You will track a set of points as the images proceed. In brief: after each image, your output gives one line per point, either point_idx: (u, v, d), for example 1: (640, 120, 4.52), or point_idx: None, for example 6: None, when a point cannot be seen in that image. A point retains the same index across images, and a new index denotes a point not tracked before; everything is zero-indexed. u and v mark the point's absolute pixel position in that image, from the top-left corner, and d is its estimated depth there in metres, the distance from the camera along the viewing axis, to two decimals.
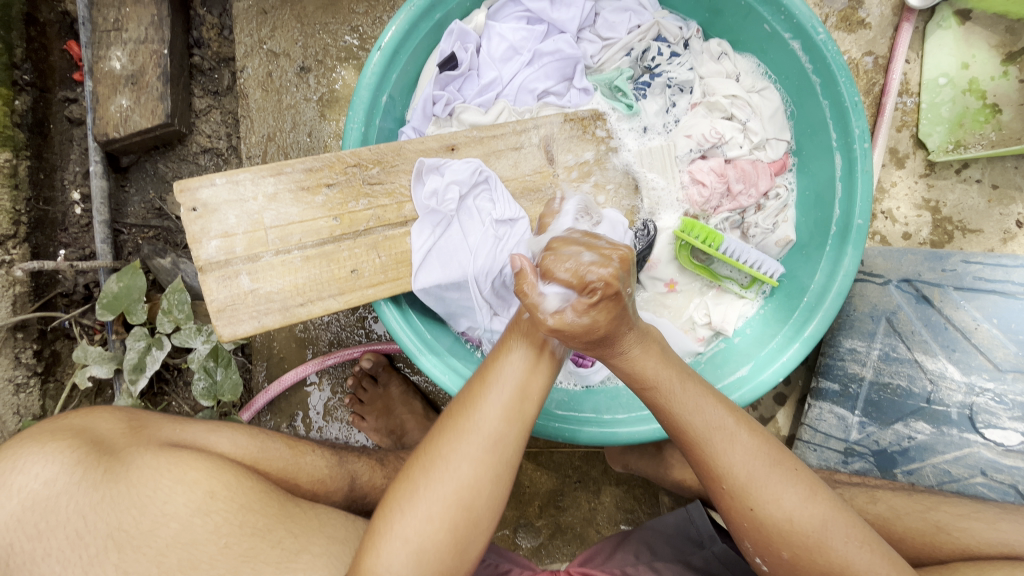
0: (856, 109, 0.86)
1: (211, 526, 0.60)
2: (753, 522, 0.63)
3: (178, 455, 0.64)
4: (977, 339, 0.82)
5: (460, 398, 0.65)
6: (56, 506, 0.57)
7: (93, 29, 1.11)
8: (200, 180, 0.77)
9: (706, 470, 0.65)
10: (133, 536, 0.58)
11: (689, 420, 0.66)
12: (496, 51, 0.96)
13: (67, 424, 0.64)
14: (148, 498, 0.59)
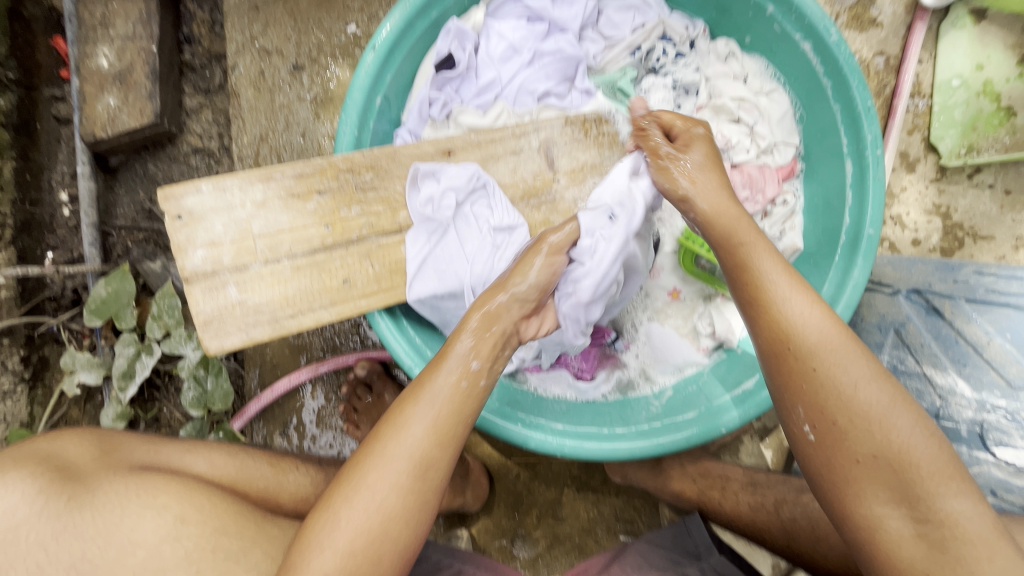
0: (869, 115, 0.83)
1: (180, 553, 0.57)
2: (811, 376, 0.56)
3: (147, 479, 0.61)
4: (989, 354, 0.79)
5: (383, 419, 0.62)
6: (17, 537, 0.55)
7: (79, 24, 1.07)
8: (185, 187, 0.74)
9: (777, 334, 0.59)
10: (98, 567, 0.55)
11: (775, 283, 0.62)
12: (495, 51, 0.93)
13: (30, 449, 0.61)
14: (113, 526, 0.57)
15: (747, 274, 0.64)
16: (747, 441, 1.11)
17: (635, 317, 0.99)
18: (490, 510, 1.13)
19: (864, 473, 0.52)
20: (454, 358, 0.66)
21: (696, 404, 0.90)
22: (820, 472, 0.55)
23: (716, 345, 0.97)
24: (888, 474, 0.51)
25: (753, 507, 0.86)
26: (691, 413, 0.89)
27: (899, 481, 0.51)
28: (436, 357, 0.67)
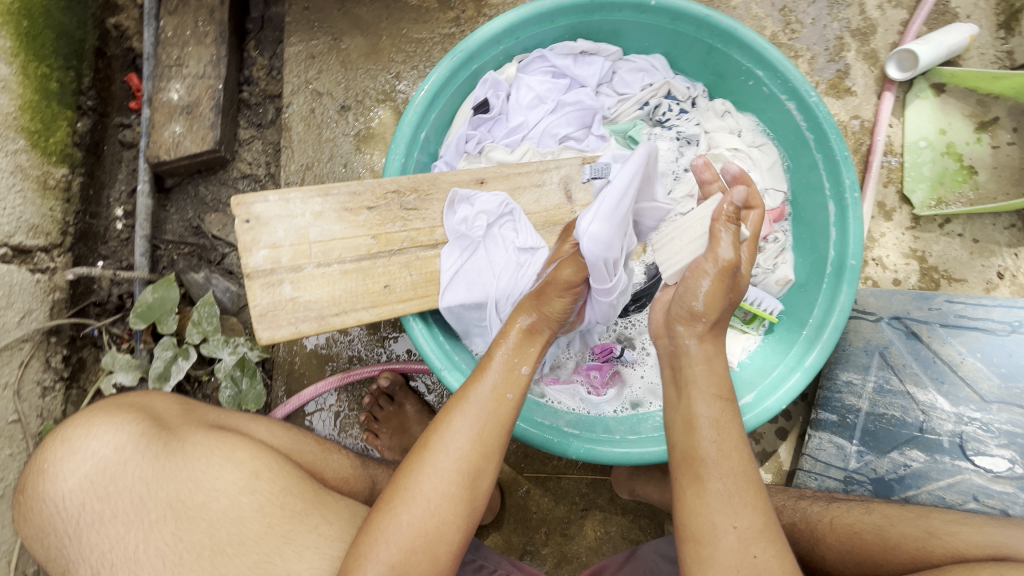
0: (847, 163, 0.96)
1: (256, 504, 0.65)
2: (744, 559, 0.61)
3: (226, 437, 0.71)
4: (963, 372, 0.86)
5: (429, 429, 0.69)
6: (123, 472, 0.64)
7: (157, 63, 1.22)
8: (255, 196, 0.84)
9: (710, 507, 0.64)
10: (189, 506, 0.64)
11: (721, 459, 0.67)
12: (524, 99, 1.07)
13: (131, 403, 0.72)
14: (199, 473, 0.65)
15: (698, 446, 0.68)
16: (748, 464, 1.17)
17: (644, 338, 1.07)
18: (500, 526, 1.16)
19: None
20: (497, 373, 0.72)
21: None
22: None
23: None
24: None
25: None
26: None
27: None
28: (479, 366, 0.74)
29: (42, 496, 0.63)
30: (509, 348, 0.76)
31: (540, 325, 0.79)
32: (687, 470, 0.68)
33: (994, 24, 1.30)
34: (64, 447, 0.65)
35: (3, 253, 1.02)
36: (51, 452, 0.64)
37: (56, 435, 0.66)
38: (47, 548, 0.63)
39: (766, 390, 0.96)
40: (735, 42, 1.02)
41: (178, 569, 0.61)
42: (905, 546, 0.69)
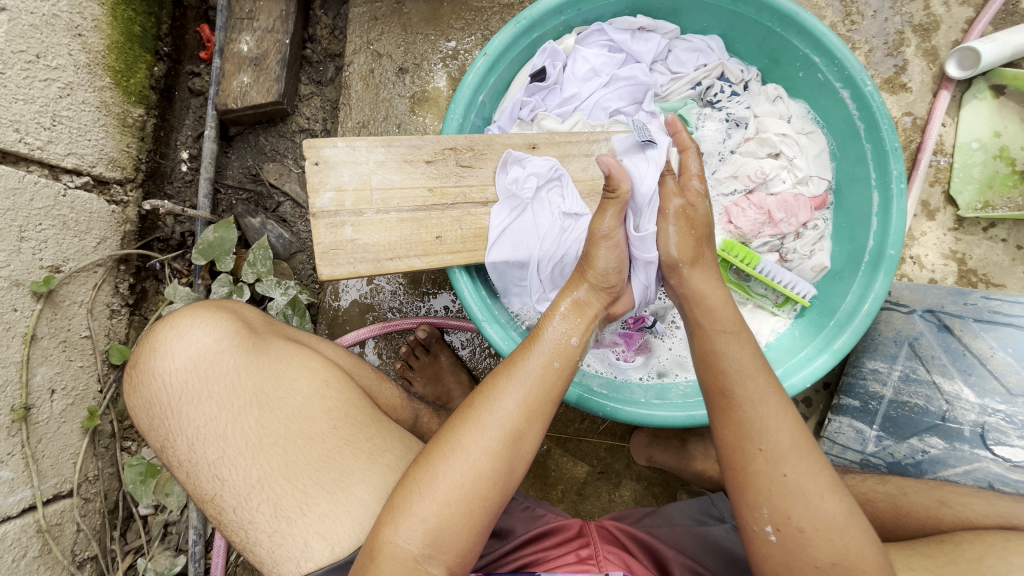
0: (896, 154, 0.97)
1: (325, 407, 0.73)
2: (782, 491, 0.64)
3: (303, 349, 0.78)
4: (992, 365, 0.87)
5: (477, 391, 0.71)
6: (219, 360, 0.71)
7: (230, 15, 1.28)
8: (325, 141, 0.89)
9: (742, 432, 0.68)
10: (271, 399, 0.71)
11: (742, 376, 0.71)
12: (579, 71, 1.10)
13: (224, 305, 0.79)
14: (283, 372, 0.73)
15: (720, 372, 0.73)
16: None
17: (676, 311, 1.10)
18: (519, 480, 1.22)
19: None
20: (548, 345, 0.75)
21: None
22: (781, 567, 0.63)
23: None
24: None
25: None
26: None
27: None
28: (529, 342, 0.76)
29: (150, 369, 0.70)
30: (559, 320, 0.78)
31: (586, 304, 0.82)
32: (715, 397, 0.72)
33: None
34: (171, 330, 0.72)
35: (86, 182, 1.10)
36: (161, 333, 0.71)
37: (163, 321, 0.73)
38: (151, 417, 0.70)
39: (791, 369, 1.00)
40: (795, 26, 1.02)
41: (259, 450, 0.68)
42: (917, 513, 0.74)
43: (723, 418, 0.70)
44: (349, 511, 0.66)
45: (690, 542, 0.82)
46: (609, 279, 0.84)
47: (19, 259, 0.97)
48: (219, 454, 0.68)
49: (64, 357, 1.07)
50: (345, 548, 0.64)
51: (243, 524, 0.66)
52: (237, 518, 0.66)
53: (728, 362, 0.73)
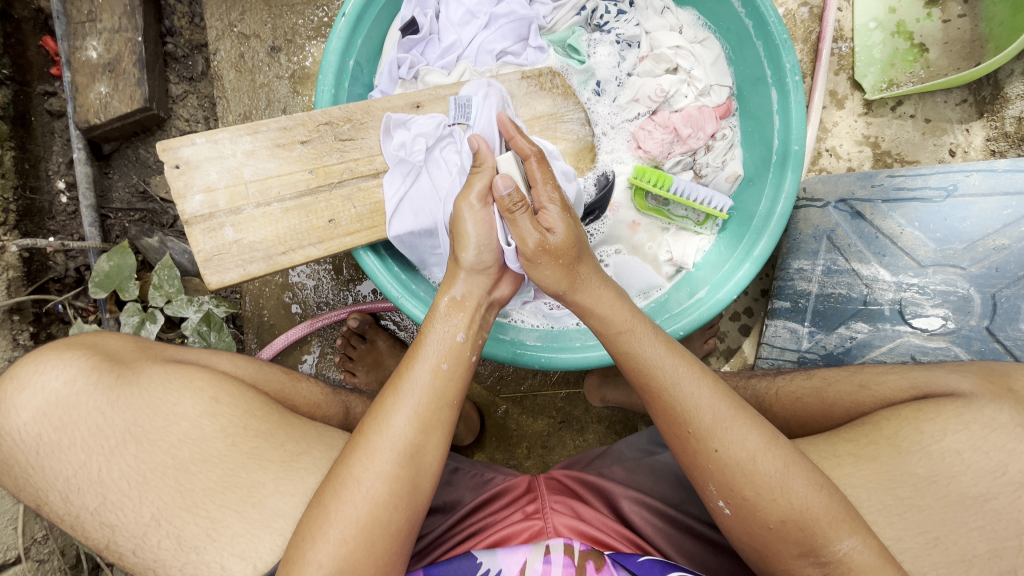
0: (786, 46, 0.95)
1: (217, 426, 0.69)
2: (720, 466, 0.63)
3: (186, 368, 0.74)
4: (902, 243, 0.88)
5: (368, 416, 0.68)
6: (77, 404, 0.67)
7: (68, 21, 1.15)
8: (181, 140, 0.82)
9: (672, 419, 0.67)
10: (148, 431, 0.67)
11: (656, 365, 0.69)
12: (455, 16, 1.04)
13: (82, 341, 0.74)
14: (158, 400, 0.68)
15: (634, 366, 0.70)
16: (714, 362, 1.21)
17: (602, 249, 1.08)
18: (483, 446, 1.22)
19: (780, 538, 0.61)
20: (434, 348, 0.72)
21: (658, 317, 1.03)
22: (749, 537, 0.63)
23: (676, 270, 1.09)
24: (797, 535, 0.59)
25: None
26: None
27: (806, 538, 0.59)
28: (410, 351, 0.72)
29: (1, 429, 0.66)
30: (440, 319, 0.75)
31: (467, 299, 0.78)
32: (640, 392, 0.70)
33: None
34: (15, 384, 0.68)
35: None
36: (4, 390, 0.67)
37: (7, 373, 0.68)
38: (15, 478, 0.67)
39: (718, 283, 1.00)
40: None
41: (145, 487, 0.64)
42: (842, 402, 0.77)
43: (653, 411, 0.69)
44: (264, 527, 0.63)
45: (642, 473, 0.83)
46: (481, 259, 0.79)
47: None
48: (101, 501, 0.64)
49: None
50: (267, 562, 0.62)
51: (148, 563, 0.63)
52: (140, 559, 0.63)
53: (637, 354, 0.70)
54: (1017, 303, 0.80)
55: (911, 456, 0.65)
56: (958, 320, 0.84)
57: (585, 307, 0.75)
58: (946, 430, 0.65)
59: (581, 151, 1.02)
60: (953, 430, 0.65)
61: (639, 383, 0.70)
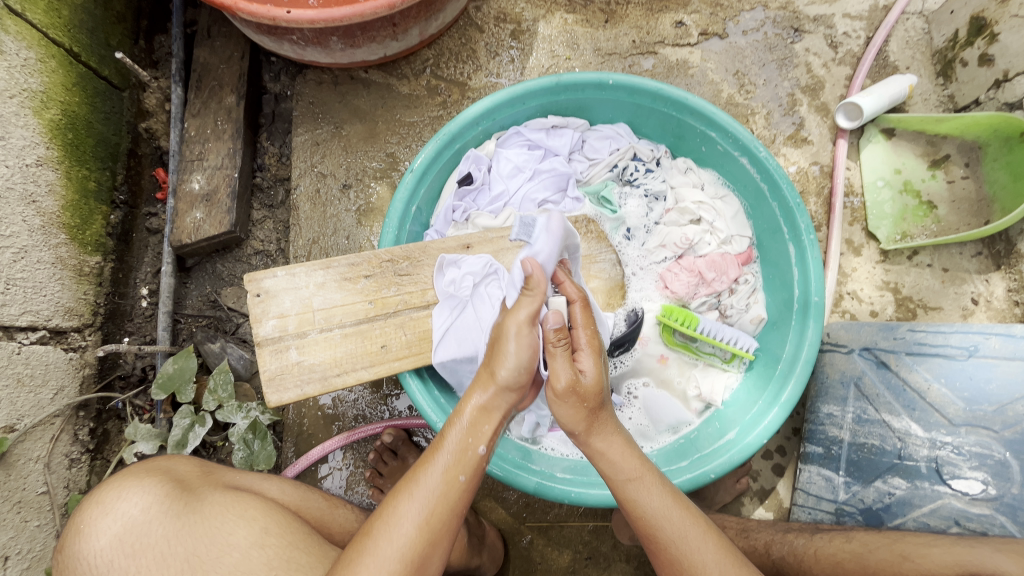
0: (800, 209, 1.05)
1: (265, 557, 0.71)
2: None
3: (242, 497, 0.78)
4: (931, 398, 0.89)
5: (376, 513, 0.72)
6: (147, 530, 0.70)
7: (181, 159, 1.38)
8: (264, 272, 0.94)
9: (681, 571, 0.73)
10: (205, 562, 0.69)
11: (661, 522, 0.75)
12: (504, 170, 1.19)
13: (156, 466, 0.80)
14: (217, 529, 0.72)
15: (642, 524, 0.76)
16: (747, 502, 1.18)
17: (631, 381, 1.12)
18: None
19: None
20: (448, 456, 0.74)
21: (688, 455, 1.05)
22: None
23: (704, 406, 1.11)
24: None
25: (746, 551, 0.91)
26: (684, 461, 1.03)
27: None
28: (430, 449, 0.75)
29: (76, 553, 0.70)
30: (463, 426, 0.76)
31: (490, 409, 0.77)
32: (646, 542, 0.77)
33: (932, 73, 1.43)
34: (96, 509, 0.72)
35: (43, 335, 1.13)
36: (87, 513, 0.72)
37: (91, 497, 0.73)
38: None
39: (749, 425, 1.03)
40: (687, 109, 1.14)
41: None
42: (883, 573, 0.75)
43: (652, 552, 0.76)
44: None
45: None
46: (517, 377, 0.77)
47: None
48: None
49: (19, 519, 1.04)
50: None
51: None
52: None
53: (644, 508, 0.76)
54: None
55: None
56: (999, 486, 0.81)
57: (598, 451, 0.79)
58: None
59: (613, 289, 1.11)
60: None
61: (641, 532, 0.77)
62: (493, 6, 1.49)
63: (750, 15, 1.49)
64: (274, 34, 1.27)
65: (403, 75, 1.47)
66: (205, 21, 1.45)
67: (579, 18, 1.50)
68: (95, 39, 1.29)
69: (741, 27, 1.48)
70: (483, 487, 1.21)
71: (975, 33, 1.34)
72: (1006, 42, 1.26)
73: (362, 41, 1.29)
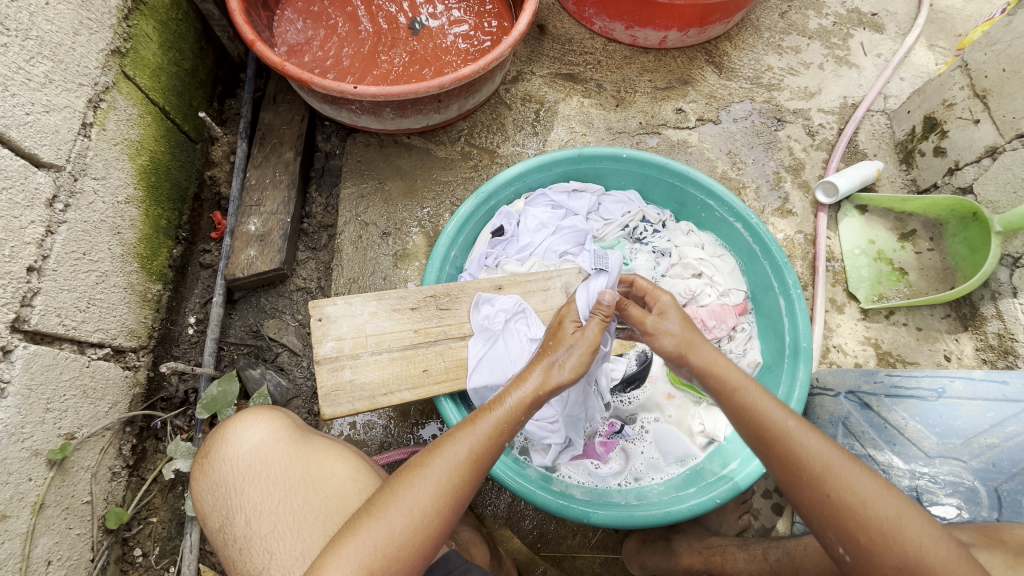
0: (788, 266, 1.22)
1: (357, 490, 0.87)
2: (833, 505, 0.72)
3: (336, 443, 0.95)
4: (908, 434, 1.00)
5: (419, 457, 0.80)
6: (274, 449, 0.87)
7: (241, 204, 1.53)
8: (326, 301, 1.08)
9: (788, 463, 0.76)
10: (315, 480, 0.85)
11: (770, 418, 0.79)
12: (531, 225, 1.37)
13: (274, 407, 0.96)
14: (323, 460, 0.88)
15: (752, 414, 0.80)
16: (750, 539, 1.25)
17: (642, 417, 1.24)
18: None
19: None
20: (486, 425, 0.81)
21: (695, 482, 1.14)
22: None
23: (708, 441, 1.22)
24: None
25: (748, 561, 1.02)
26: (691, 489, 1.12)
27: None
28: (491, 401, 0.84)
29: (220, 455, 0.86)
30: (505, 408, 0.83)
31: (546, 394, 0.86)
32: (755, 442, 0.80)
33: (896, 160, 1.67)
34: (238, 421, 0.89)
35: (106, 352, 1.23)
36: (231, 425, 0.88)
37: (233, 415, 0.90)
38: (215, 498, 0.85)
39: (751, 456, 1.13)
40: (689, 180, 1.34)
41: (303, 525, 0.81)
42: None
43: (763, 453, 0.79)
44: None
45: None
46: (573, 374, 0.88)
47: (42, 430, 1.05)
48: (271, 528, 0.80)
49: (64, 525, 1.10)
50: None
51: None
52: None
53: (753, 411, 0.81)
54: (1018, 498, 0.91)
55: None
56: (971, 510, 0.93)
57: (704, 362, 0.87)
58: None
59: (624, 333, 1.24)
60: None
61: (745, 428, 0.81)
62: (521, 89, 1.75)
63: (740, 106, 1.75)
64: (336, 103, 1.48)
65: (441, 141, 1.69)
66: (272, 89, 1.68)
67: (594, 102, 1.75)
68: (181, 100, 1.49)
69: (732, 115, 1.74)
70: (499, 516, 1.27)
71: (928, 129, 1.58)
72: (954, 138, 1.50)
73: (411, 112, 1.51)
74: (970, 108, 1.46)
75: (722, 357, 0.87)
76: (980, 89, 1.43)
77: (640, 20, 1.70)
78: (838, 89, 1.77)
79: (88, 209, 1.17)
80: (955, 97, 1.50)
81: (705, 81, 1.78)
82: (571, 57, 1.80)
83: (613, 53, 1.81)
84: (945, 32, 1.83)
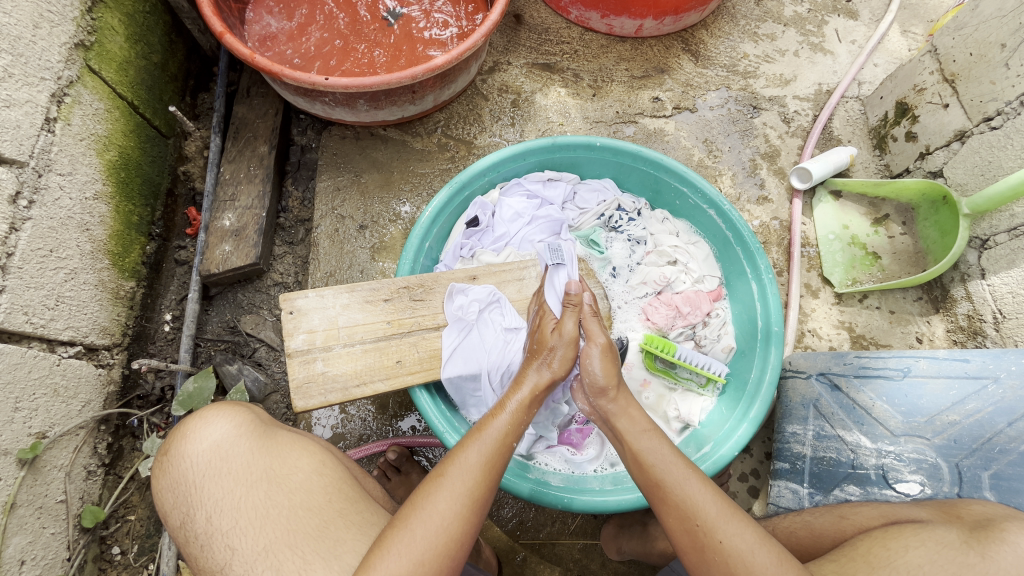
0: (760, 252, 1.24)
1: (322, 483, 0.87)
2: (718, 551, 0.72)
3: (302, 438, 0.96)
4: (876, 413, 1.03)
5: (443, 465, 0.81)
6: (236, 444, 0.87)
7: (215, 199, 1.51)
8: (297, 293, 1.08)
9: (680, 513, 0.77)
10: (280, 475, 0.85)
11: (663, 467, 0.82)
12: (506, 215, 1.37)
13: (238, 405, 0.96)
14: (288, 454, 0.89)
15: (649, 468, 0.84)
16: None
17: None
18: None
19: None
20: (498, 427, 0.87)
21: None
22: None
23: (684, 426, 1.24)
24: None
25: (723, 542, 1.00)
26: None
27: None
28: (494, 408, 0.91)
29: (180, 453, 0.86)
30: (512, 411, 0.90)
31: (543, 391, 0.97)
32: (654, 491, 0.82)
33: (869, 146, 1.69)
34: (199, 420, 0.89)
35: (77, 350, 1.22)
36: (192, 423, 0.88)
37: (194, 414, 0.90)
38: (175, 496, 0.84)
39: (724, 437, 1.15)
40: (663, 168, 1.34)
41: (265, 520, 0.80)
42: (828, 534, 0.90)
43: (659, 505, 0.80)
44: None
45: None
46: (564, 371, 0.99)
47: (10, 429, 1.04)
48: (232, 525, 0.80)
49: (37, 525, 1.09)
50: None
51: None
52: None
53: (648, 464, 0.84)
54: (978, 473, 0.90)
55: (882, 570, 0.71)
56: (934, 486, 0.95)
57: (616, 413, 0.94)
58: (907, 546, 0.73)
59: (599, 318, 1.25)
60: (913, 547, 0.73)
61: (642, 479, 0.84)
62: (497, 79, 1.74)
63: (716, 94, 1.75)
64: (308, 96, 1.46)
65: (417, 133, 1.68)
66: (245, 82, 1.66)
67: (571, 91, 1.74)
68: (150, 94, 1.47)
69: (708, 103, 1.74)
70: None
71: (900, 114, 1.60)
72: (925, 123, 1.52)
73: (385, 104, 1.50)
74: (939, 93, 1.48)
75: (634, 408, 0.94)
76: (949, 74, 1.45)
77: (615, 9, 1.69)
78: (813, 75, 1.78)
79: (54, 205, 1.15)
80: (926, 82, 1.51)
81: (681, 70, 1.78)
82: (548, 47, 1.79)
83: (590, 42, 1.81)
84: (918, 18, 1.85)
